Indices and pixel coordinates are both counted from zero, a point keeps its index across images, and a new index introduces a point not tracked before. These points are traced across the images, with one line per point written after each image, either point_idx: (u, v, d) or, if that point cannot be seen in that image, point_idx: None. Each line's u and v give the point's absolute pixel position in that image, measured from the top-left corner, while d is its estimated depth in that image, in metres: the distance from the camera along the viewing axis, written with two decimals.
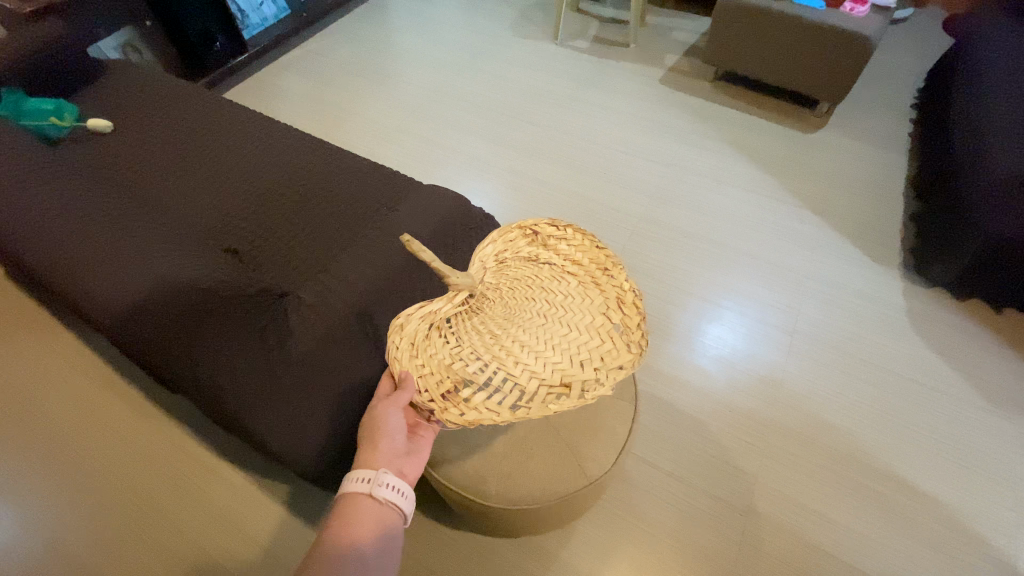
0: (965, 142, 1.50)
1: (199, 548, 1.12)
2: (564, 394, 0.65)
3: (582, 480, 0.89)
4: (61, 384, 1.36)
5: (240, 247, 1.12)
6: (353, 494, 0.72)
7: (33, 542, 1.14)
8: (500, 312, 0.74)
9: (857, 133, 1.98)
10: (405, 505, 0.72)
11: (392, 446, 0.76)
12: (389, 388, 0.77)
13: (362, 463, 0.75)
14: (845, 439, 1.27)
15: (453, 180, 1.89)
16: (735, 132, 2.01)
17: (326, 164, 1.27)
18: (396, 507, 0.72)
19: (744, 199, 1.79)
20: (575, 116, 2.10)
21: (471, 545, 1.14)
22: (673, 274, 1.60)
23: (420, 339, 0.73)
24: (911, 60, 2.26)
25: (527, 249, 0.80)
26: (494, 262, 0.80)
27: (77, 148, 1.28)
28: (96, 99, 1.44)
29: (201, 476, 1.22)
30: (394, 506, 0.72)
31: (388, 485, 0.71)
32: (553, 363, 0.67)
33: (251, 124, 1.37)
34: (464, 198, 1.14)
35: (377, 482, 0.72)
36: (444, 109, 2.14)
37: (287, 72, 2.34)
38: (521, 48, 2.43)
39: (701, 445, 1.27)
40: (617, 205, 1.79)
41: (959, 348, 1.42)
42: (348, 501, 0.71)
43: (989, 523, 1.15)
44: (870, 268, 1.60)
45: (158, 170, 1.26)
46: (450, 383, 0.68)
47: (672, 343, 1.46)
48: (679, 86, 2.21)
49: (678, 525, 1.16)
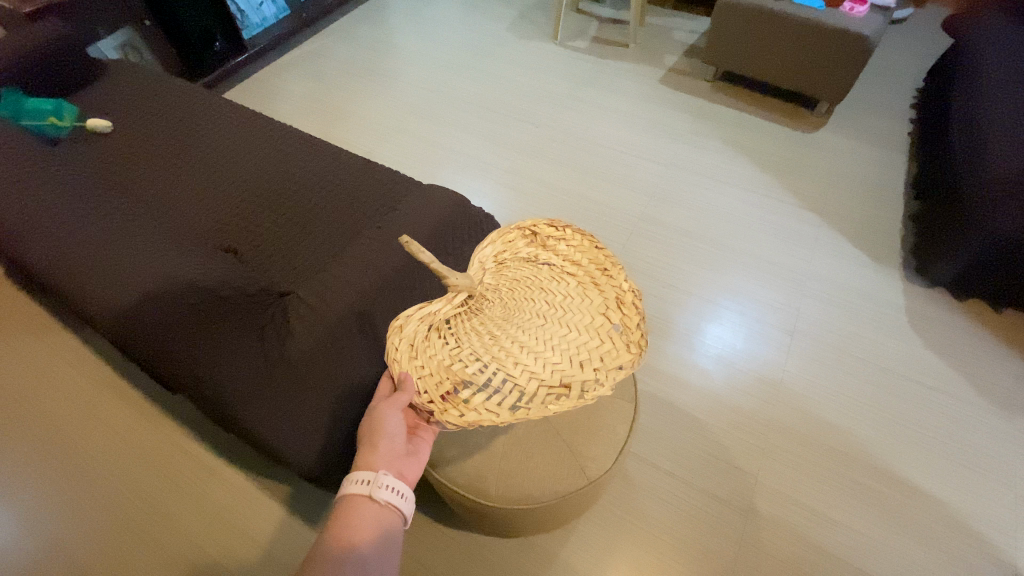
0: (964, 142, 1.51)
1: (201, 545, 1.13)
2: (564, 395, 0.65)
3: (583, 480, 0.89)
4: (62, 382, 1.36)
5: (237, 247, 1.11)
6: (352, 496, 0.71)
7: (36, 538, 1.14)
8: (499, 313, 0.74)
9: (855, 133, 1.99)
10: (405, 508, 0.72)
11: (392, 448, 0.76)
12: (389, 389, 0.78)
13: (363, 465, 0.75)
14: (845, 438, 1.27)
15: (453, 179, 1.89)
16: (734, 132, 2.01)
17: (325, 164, 1.27)
18: (396, 509, 0.72)
19: (743, 198, 1.79)
20: (575, 116, 2.10)
21: (471, 544, 1.14)
22: (673, 274, 1.60)
23: (419, 340, 0.73)
24: (911, 60, 2.26)
25: (526, 250, 0.80)
26: (493, 262, 0.80)
27: (77, 148, 1.28)
28: (96, 99, 1.43)
29: (201, 478, 1.22)
30: (394, 508, 0.72)
31: (388, 487, 0.71)
32: (553, 365, 0.67)
33: (249, 124, 1.37)
34: (464, 198, 1.13)
35: (377, 484, 0.72)
36: (443, 109, 2.15)
37: (287, 71, 2.34)
38: (520, 48, 2.43)
39: (700, 444, 1.27)
40: (617, 204, 1.79)
41: (958, 348, 1.42)
42: (346, 504, 0.71)
43: (989, 523, 1.15)
44: (869, 267, 1.60)
45: (155, 171, 1.26)
46: (450, 385, 0.68)
47: (671, 342, 1.46)
48: (679, 86, 2.21)
49: (678, 524, 1.16)
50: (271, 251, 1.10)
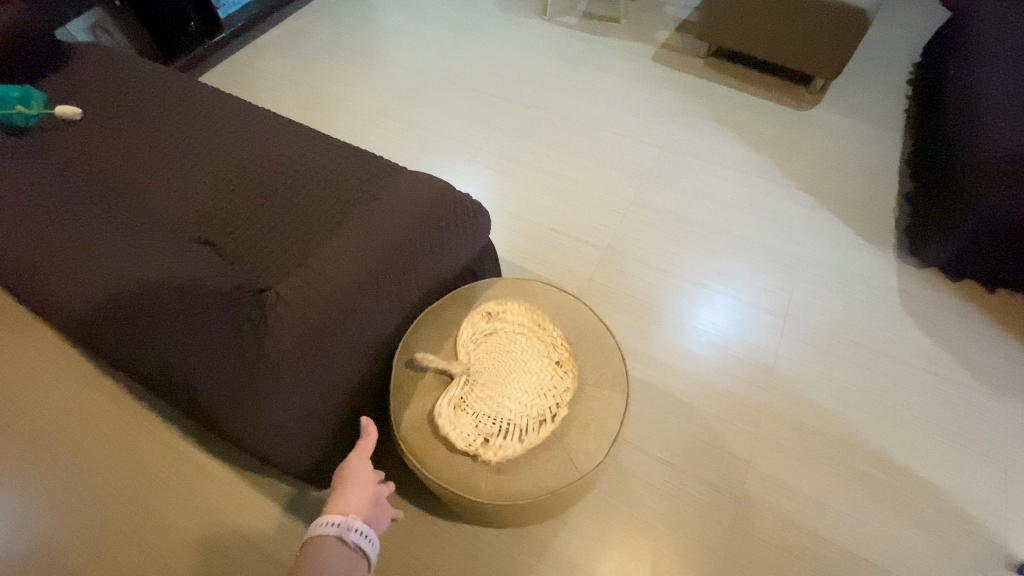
0: (961, 120, 1.48)
1: (189, 543, 1.11)
2: (546, 420, 0.91)
3: (573, 474, 0.88)
4: (41, 378, 1.33)
5: (215, 239, 1.07)
6: (322, 537, 0.74)
7: (18, 539, 1.12)
8: (504, 368, 0.96)
9: (850, 111, 1.95)
10: (371, 552, 0.75)
11: (361, 496, 0.81)
12: (367, 446, 0.88)
13: (330, 512, 0.78)
14: (839, 422, 1.27)
15: (439, 163, 1.84)
16: (727, 111, 1.97)
17: (307, 153, 1.23)
18: (363, 552, 0.75)
19: (737, 179, 1.76)
20: (565, 95, 2.05)
21: (462, 538, 1.13)
22: (664, 258, 1.58)
23: (456, 399, 0.93)
24: (906, 35, 2.22)
25: (519, 317, 1.03)
26: (489, 327, 1.02)
27: (47, 139, 1.23)
28: (64, 83, 1.38)
29: (189, 476, 1.20)
30: (360, 552, 0.75)
31: (361, 529, 0.75)
32: (534, 390, 0.93)
33: (230, 111, 1.32)
34: (449, 185, 1.07)
35: (347, 526, 0.75)
36: (429, 90, 2.09)
37: (266, 52, 2.27)
38: (507, 25, 2.36)
39: (693, 430, 1.26)
40: (608, 187, 1.75)
41: (952, 330, 1.41)
42: (315, 545, 0.73)
43: (982, 505, 1.15)
44: (864, 249, 1.58)
45: (131, 158, 1.21)
46: (484, 434, 0.89)
47: (663, 328, 1.44)
48: (671, 63, 2.16)
49: (671, 511, 1.16)
50: (250, 242, 1.06)
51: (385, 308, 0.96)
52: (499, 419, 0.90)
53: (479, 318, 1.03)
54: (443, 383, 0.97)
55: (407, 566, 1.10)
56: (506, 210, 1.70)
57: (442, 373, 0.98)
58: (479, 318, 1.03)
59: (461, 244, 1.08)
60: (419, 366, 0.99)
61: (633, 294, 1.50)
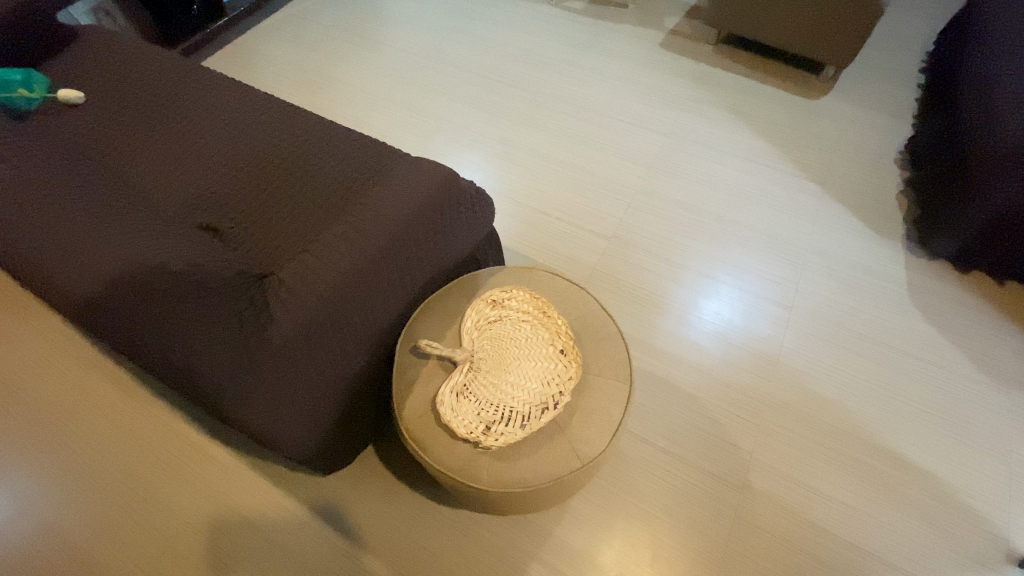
0: (972, 110, 1.46)
1: (193, 528, 1.12)
2: (547, 407, 0.90)
3: (574, 463, 0.87)
4: (45, 363, 1.34)
5: (217, 225, 1.07)
6: None
7: (24, 521, 1.13)
8: (508, 355, 0.95)
9: (862, 100, 1.92)
10: None
11: None
12: None
13: None
14: (843, 414, 1.26)
15: (443, 150, 1.82)
16: (736, 99, 1.95)
17: (308, 138, 1.22)
18: None
19: (744, 167, 1.74)
20: (572, 81, 2.02)
21: (463, 525, 1.13)
22: (668, 248, 1.56)
23: (459, 385, 0.92)
24: (919, 23, 2.18)
25: (524, 304, 1.02)
26: (495, 314, 1.01)
27: (50, 123, 1.23)
28: (67, 66, 1.37)
29: (194, 460, 1.21)
30: None
31: None
32: (537, 378, 0.93)
33: (234, 96, 1.31)
34: (452, 171, 1.06)
35: None
36: (435, 76, 2.06)
37: (268, 37, 2.24)
38: (514, 10, 2.33)
39: (696, 420, 1.26)
40: (613, 175, 1.74)
41: (960, 323, 1.40)
42: None
43: (987, 499, 1.15)
44: (872, 240, 1.56)
45: (134, 141, 1.21)
46: (486, 421, 0.89)
47: (667, 317, 1.43)
48: (679, 50, 2.13)
49: (672, 501, 1.16)
50: (254, 229, 1.06)
51: (387, 297, 0.95)
52: (501, 406, 0.90)
53: (484, 306, 1.02)
54: (447, 370, 0.97)
55: (410, 552, 1.10)
56: (511, 198, 1.69)
57: (446, 361, 0.98)
58: (484, 305, 1.02)
59: (465, 233, 1.07)
60: (423, 354, 0.99)
61: (638, 283, 1.49)
